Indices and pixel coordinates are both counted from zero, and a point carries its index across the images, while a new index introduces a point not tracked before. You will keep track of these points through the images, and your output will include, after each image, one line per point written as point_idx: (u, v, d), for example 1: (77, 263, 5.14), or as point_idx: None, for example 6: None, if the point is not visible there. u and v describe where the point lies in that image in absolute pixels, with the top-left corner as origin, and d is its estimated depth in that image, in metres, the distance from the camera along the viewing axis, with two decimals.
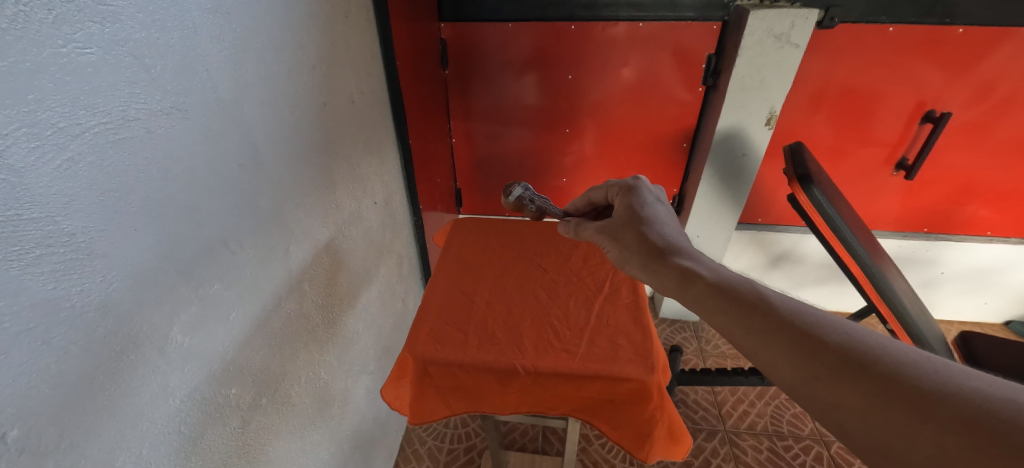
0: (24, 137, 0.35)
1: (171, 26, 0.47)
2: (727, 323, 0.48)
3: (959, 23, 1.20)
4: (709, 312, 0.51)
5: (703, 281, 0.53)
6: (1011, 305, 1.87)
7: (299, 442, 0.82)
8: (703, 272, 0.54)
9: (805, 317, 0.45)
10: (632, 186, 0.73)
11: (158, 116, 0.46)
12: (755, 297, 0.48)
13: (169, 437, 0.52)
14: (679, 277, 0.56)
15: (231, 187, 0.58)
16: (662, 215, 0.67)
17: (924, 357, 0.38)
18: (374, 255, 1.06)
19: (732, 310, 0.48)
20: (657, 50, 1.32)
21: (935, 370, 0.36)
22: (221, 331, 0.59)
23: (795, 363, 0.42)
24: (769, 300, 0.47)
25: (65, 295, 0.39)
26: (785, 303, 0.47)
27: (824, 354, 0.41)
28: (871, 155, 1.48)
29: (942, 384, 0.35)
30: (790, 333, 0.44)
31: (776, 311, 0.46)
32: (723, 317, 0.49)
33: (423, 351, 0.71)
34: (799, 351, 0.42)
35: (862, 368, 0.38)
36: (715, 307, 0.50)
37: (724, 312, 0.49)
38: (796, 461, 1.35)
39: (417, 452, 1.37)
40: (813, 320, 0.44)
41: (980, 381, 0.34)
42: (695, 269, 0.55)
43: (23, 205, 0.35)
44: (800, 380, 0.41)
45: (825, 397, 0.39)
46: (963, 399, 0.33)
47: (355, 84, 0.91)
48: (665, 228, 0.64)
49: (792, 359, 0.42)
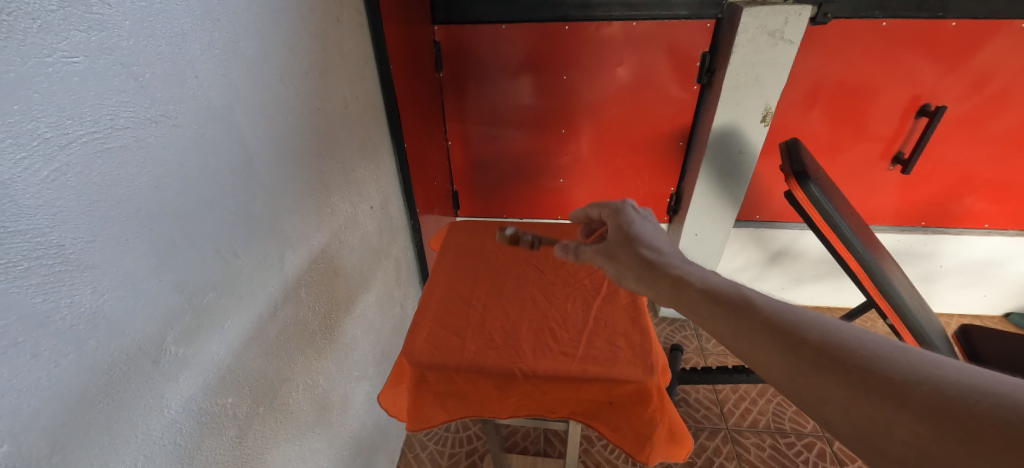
0: (11, 149, 0.35)
1: (159, 33, 0.47)
2: (715, 324, 0.48)
3: (951, 16, 1.21)
4: (698, 316, 0.51)
5: (694, 287, 0.52)
6: (1010, 297, 1.87)
7: (298, 451, 0.81)
8: (691, 279, 0.54)
9: (786, 313, 0.45)
10: (619, 208, 0.73)
11: (147, 124, 0.46)
12: (735, 299, 0.48)
13: (166, 448, 0.51)
14: (672, 285, 0.55)
15: (223, 194, 0.57)
16: (652, 233, 0.66)
17: (901, 348, 0.38)
18: (371, 260, 1.06)
19: (720, 312, 0.48)
20: (651, 49, 1.32)
21: (908, 359, 0.36)
22: (215, 340, 0.58)
23: (778, 361, 0.41)
24: (751, 302, 0.47)
25: (54, 307, 0.39)
26: (768, 302, 0.47)
27: (804, 349, 0.40)
28: (866, 150, 1.49)
29: (915, 373, 0.35)
30: (771, 329, 0.43)
31: (759, 311, 0.46)
32: (712, 321, 0.48)
33: (421, 356, 0.71)
34: (781, 348, 0.42)
35: (839, 364, 0.38)
36: (705, 313, 0.50)
37: (710, 317, 0.49)
38: (799, 459, 1.34)
39: (418, 457, 1.36)
40: (794, 315, 0.44)
41: (952, 371, 0.34)
42: (686, 276, 0.55)
43: (10, 217, 0.35)
44: (784, 377, 0.41)
45: (808, 392, 0.39)
46: (937, 387, 0.34)
47: (349, 88, 0.91)
48: (656, 243, 0.63)
49: (775, 357, 0.42)
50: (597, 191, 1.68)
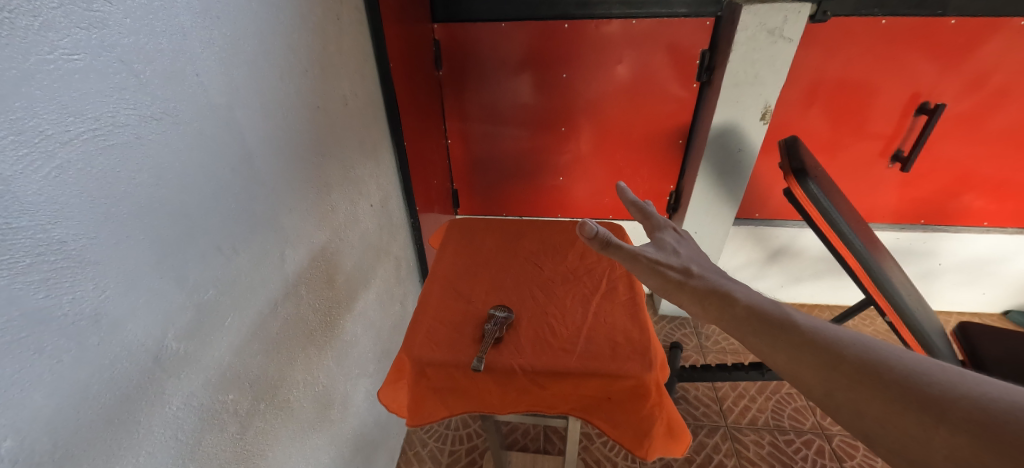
0: (12, 145, 0.35)
1: (160, 31, 0.47)
2: (756, 341, 0.48)
3: (950, 14, 1.21)
4: (739, 333, 0.50)
5: (739, 302, 0.51)
6: (1009, 295, 1.87)
7: (299, 448, 0.81)
8: (737, 294, 0.53)
9: (824, 330, 0.44)
10: (657, 221, 0.71)
11: (148, 122, 0.46)
12: (775, 315, 0.48)
13: (166, 444, 0.52)
14: (717, 300, 0.54)
15: (223, 191, 0.57)
16: (691, 251, 0.65)
17: (938, 364, 0.38)
18: (371, 258, 1.06)
19: (760, 328, 0.48)
20: (651, 47, 1.32)
21: (945, 375, 0.36)
22: (216, 337, 0.58)
23: (818, 376, 0.41)
24: (791, 319, 0.47)
25: (56, 303, 0.39)
26: (809, 320, 0.46)
27: (843, 366, 0.40)
28: (866, 148, 1.49)
29: (952, 389, 0.35)
30: (811, 347, 0.43)
31: (802, 329, 0.45)
32: (753, 338, 0.48)
33: (421, 352, 0.71)
34: (820, 364, 0.41)
35: (881, 379, 0.38)
36: (746, 329, 0.49)
37: (751, 334, 0.48)
38: (798, 456, 1.35)
39: (418, 454, 1.36)
40: (832, 333, 0.44)
41: (988, 386, 0.34)
42: (733, 293, 0.53)
43: (12, 214, 0.35)
44: (824, 391, 0.40)
45: (847, 406, 0.39)
46: (973, 401, 0.33)
47: (349, 86, 0.91)
48: (699, 261, 0.62)
49: (816, 373, 0.41)
50: (597, 189, 1.68)
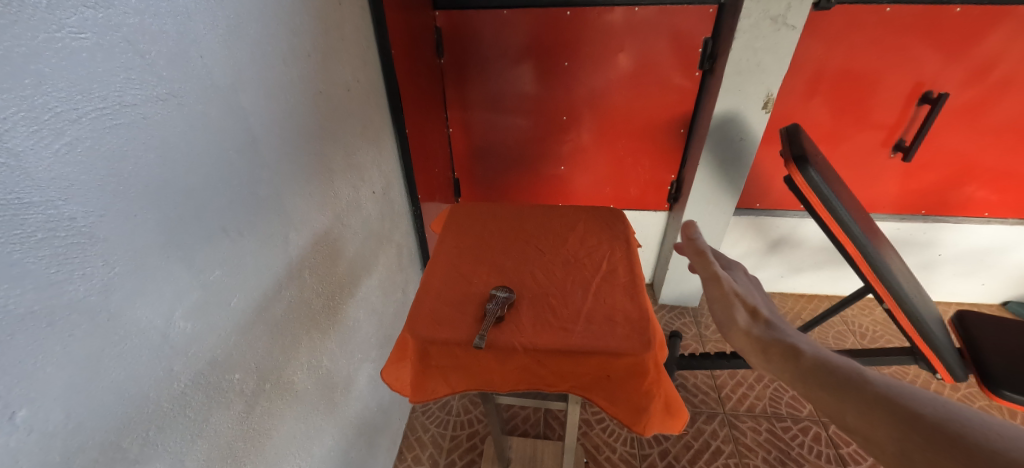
0: (23, 121, 0.36)
1: (164, 12, 0.47)
2: (823, 396, 0.44)
3: (956, 2, 1.20)
4: (806, 389, 0.46)
5: (808, 358, 0.48)
6: (1008, 285, 1.87)
7: (304, 428, 0.83)
8: (809, 351, 0.49)
9: (898, 388, 0.40)
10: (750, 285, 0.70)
11: (154, 102, 0.47)
12: (843, 372, 0.44)
13: (175, 419, 0.53)
14: (789, 357, 0.51)
15: (228, 173, 0.58)
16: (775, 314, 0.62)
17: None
18: (373, 244, 1.07)
19: (828, 383, 0.44)
20: (653, 35, 1.32)
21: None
22: (222, 316, 0.59)
23: (888, 433, 0.37)
24: (862, 376, 0.43)
25: (67, 278, 0.40)
26: (883, 378, 0.42)
27: (918, 427, 0.36)
28: (868, 138, 1.48)
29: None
30: (881, 403, 0.39)
31: (870, 383, 0.41)
32: (818, 393, 0.45)
33: (423, 331, 0.72)
34: (891, 421, 0.37)
35: (958, 439, 0.33)
36: (812, 384, 0.46)
37: (816, 389, 0.45)
38: (795, 442, 1.37)
39: (420, 439, 1.39)
40: (905, 391, 0.39)
41: None
42: (802, 347, 0.51)
43: (22, 189, 0.36)
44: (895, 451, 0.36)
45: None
46: None
47: (351, 72, 0.91)
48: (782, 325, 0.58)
49: (885, 430, 0.37)
50: (598, 178, 1.68)
